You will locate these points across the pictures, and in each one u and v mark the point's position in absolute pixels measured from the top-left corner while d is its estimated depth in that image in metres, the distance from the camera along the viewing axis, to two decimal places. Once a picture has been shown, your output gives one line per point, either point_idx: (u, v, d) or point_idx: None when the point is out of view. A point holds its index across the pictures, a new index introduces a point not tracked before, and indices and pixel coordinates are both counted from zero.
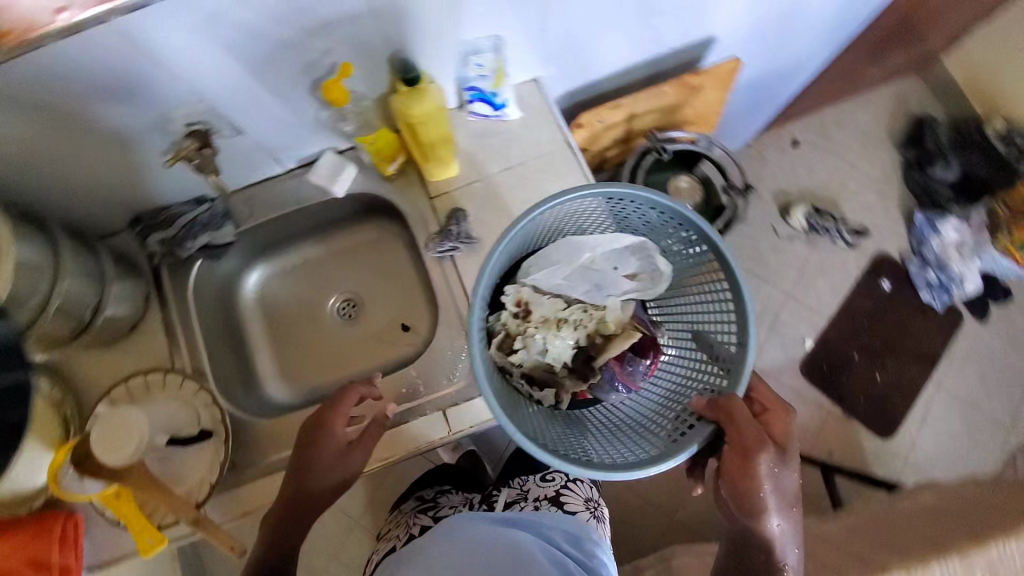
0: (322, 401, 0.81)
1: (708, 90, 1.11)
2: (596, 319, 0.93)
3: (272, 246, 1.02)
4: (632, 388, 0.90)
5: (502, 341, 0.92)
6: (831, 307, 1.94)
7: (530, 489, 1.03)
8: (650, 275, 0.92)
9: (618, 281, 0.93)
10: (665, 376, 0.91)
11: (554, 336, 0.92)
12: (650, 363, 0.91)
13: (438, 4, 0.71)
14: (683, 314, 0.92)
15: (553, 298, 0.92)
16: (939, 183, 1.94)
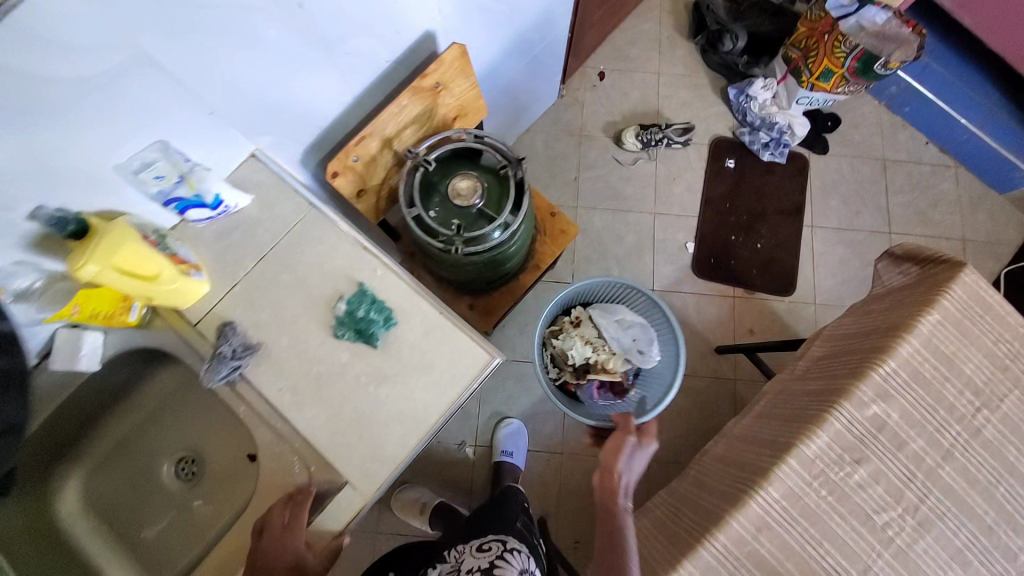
0: (267, 523, 0.75)
1: (450, 81, 1.09)
2: (595, 352, 1.56)
3: (73, 449, 0.98)
4: (589, 398, 1.58)
5: (555, 330, 1.60)
6: (696, 206, 2.00)
7: (464, 560, 1.03)
8: (646, 344, 1.55)
9: (632, 339, 1.57)
10: (606, 406, 1.58)
11: (581, 344, 1.57)
12: (600, 395, 1.59)
13: (36, 145, 0.64)
14: (656, 373, 1.55)
15: (589, 328, 1.58)
16: (735, 55, 2.03)
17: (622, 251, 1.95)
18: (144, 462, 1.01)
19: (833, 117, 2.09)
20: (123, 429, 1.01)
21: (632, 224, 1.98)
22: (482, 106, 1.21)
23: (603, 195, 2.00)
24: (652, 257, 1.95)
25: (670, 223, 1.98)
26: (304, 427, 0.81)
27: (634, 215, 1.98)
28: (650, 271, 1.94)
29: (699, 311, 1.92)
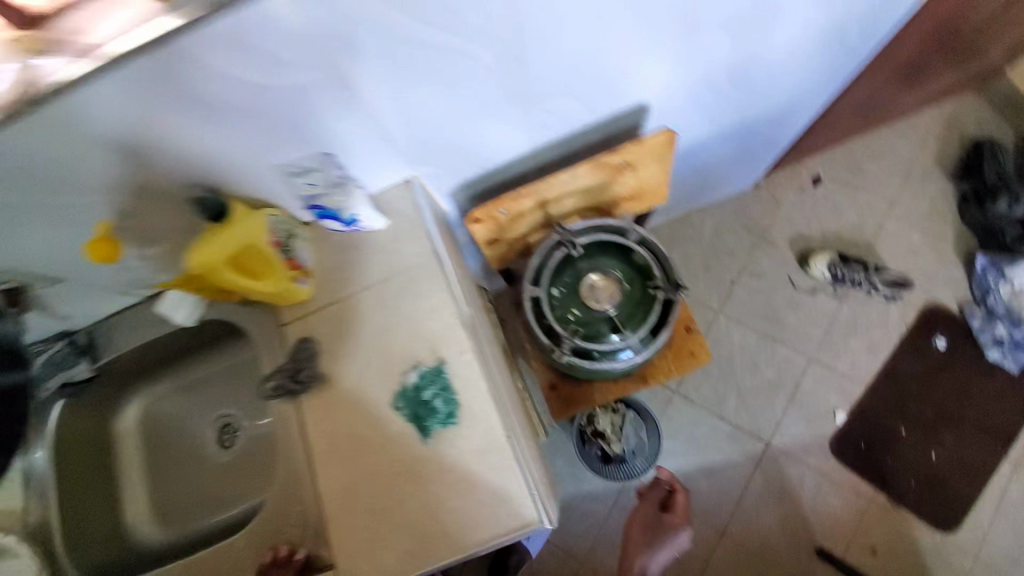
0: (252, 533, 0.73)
1: (642, 166, 0.93)
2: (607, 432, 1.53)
3: (149, 371, 0.94)
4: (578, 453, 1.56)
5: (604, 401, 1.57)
6: (868, 375, 1.58)
7: None
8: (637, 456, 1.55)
9: (634, 443, 1.55)
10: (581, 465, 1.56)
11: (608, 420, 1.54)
12: (587, 457, 1.56)
13: (240, 137, 0.62)
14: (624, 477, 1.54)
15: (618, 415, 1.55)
16: (1005, 220, 1.53)
17: (751, 385, 1.60)
18: (194, 431, 0.95)
19: None
20: (200, 380, 0.96)
21: (775, 359, 1.61)
22: (660, 191, 1.03)
23: (755, 314, 1.64)
24: (786, 408, 1.59)
25: (824, 378, 1.59)
26: (341, 486, 0.71)
27: (784, 351, 1.61)
28: (773, 422, 1.58)
29: (817, 496, 1.53)
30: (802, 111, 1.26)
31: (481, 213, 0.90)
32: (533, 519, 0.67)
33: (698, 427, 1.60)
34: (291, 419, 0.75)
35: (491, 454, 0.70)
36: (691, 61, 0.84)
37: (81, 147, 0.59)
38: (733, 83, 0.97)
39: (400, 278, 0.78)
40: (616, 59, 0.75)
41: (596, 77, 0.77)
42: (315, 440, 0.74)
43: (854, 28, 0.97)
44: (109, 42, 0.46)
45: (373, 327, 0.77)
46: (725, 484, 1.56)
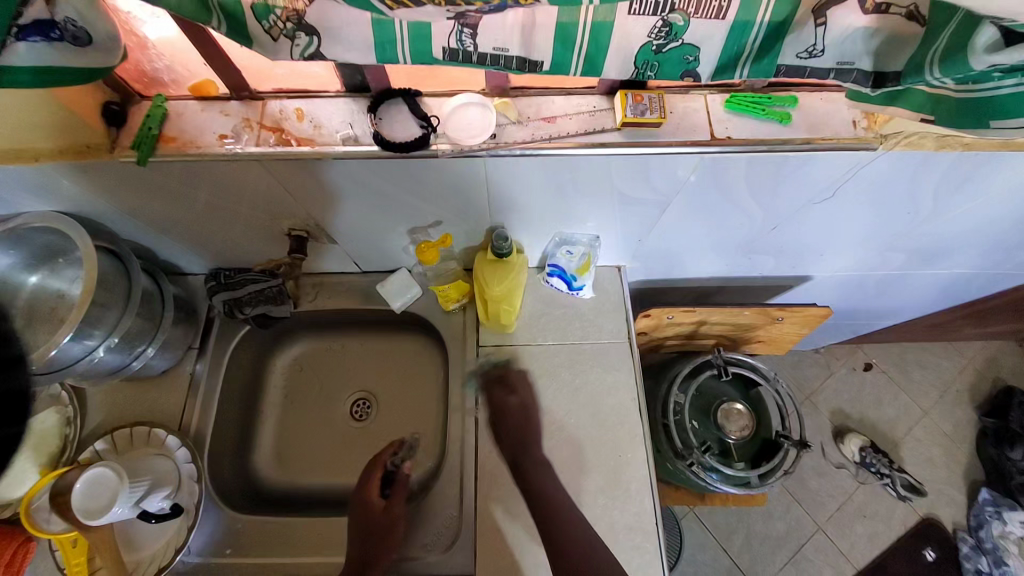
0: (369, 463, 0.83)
1: (787, 324, 1.05)
2: None
3: (323, 327, 1.04)
4: None
5: None
6: (863, 560, 1.63)
7: None
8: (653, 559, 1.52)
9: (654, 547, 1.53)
10: None
11: None
12: None
13: (555, 210, 0.75)
14: None
15: None
16: (1014, 467, 1.63)
17: (760, 529, 1.66)
18: (332, 397, 1.03)
19: None
20: (355, 351, 1.05)
21: (787, 514, 1.67)
22: (782, 346, 1.16)
23: None
24: (783, 566, 1.61)
25: (825, 550, 1.64)
26: (502, 508, 0.80)
27: (797, 509, 1.68)
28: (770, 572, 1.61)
29: None
30: (898, 314, 1.42)
31: (655, 311, 1.02)
32: None
33: (702, 552, 1.63)
34: (475, 433, 0.86)
35: (636, 534, 0.79)
36: (867, 265, 1.00)
37: (465, 190, 0.69)
38: (876, 284, 1.13)
39: (590, 351, 0.90)
40: (821, 247, 0.90)
41: (797, 253, 0.93)
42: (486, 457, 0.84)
43: (981, 279, 1.14)
44: (556, 131, 0.59)
45: (562, 382, 0.88)
46: None
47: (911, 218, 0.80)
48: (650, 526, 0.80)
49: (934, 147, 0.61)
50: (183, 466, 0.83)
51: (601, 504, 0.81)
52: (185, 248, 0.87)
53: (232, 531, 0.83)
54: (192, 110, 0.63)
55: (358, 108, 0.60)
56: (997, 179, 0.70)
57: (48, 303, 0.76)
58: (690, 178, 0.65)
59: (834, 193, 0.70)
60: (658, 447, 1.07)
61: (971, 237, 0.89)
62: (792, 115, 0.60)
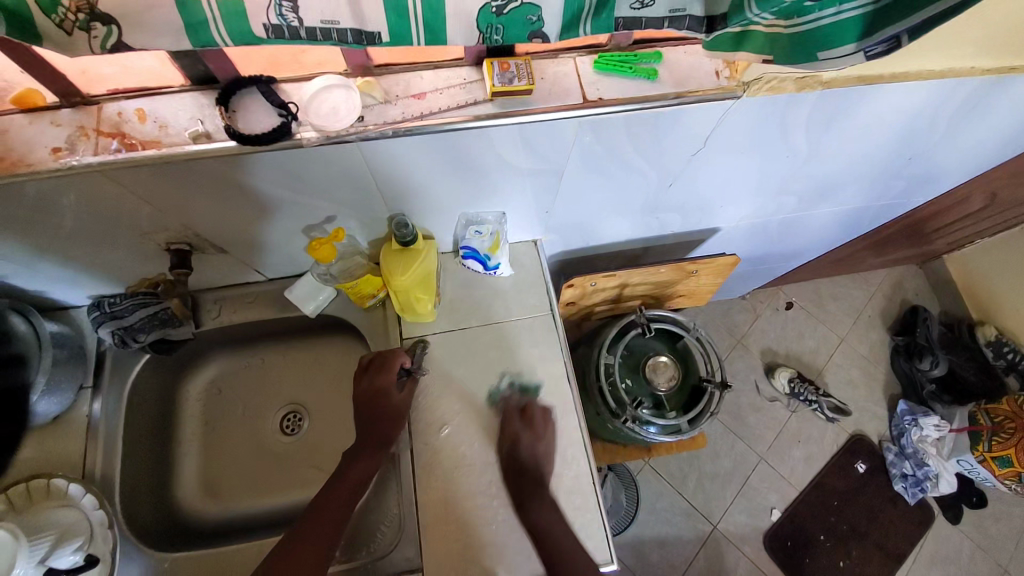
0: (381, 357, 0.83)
1: (702, 276, 1.10)
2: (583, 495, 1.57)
3: (237, 343, 0.98)
4: None
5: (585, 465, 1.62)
6: (803, 482, 1.78)
7: None
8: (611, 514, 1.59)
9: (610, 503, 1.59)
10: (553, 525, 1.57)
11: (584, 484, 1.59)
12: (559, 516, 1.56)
13: (452, 191, 0.73)
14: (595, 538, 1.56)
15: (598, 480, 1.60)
16: (924, 376, 1.83)
17: (710, 470, 1.76)
18: (258, 415, 0.98)
19: (980, 493, 1.79)
20: (278, 362, 1.00)
21: (733, 451, 1.79)
22: (702, 298, 1.22)
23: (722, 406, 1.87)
24: (734, 499, 1.73)
25: (768, 477, 1.77)
26: (444, 492, 0.81)
27: (741, 446, 1.80)
28: (723, 507, 1.72)
29: None
30: (807, 253, 1.53)
31: (578, 280, 1.04)
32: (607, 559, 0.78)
33: (660, 499, 1.72)
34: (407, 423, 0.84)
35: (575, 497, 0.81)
36: (766, 210, 1.06)
37: (351, 179, 0.66)
38: (780, 227, 1.21)
39: (513, 328, 0.91)
40: (721, 198, 0.94)
41: (699, 206, 0.97)
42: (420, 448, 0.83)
43: (869, 211, 1.24)
44: (427, 106, 0.57)
45: (492, 360, 0.88)
46: (672, 558, 1.65)
47: (792, 161, 0.85)
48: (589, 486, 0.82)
49: (794, 88, 0.64)
50: (92, 514, 0.76)
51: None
52: (56, 281, 0.78)
53: (158, 572, 0.78)
54: (19, 125, 0.55)
55: (207, 102, 0.56)
56: (855, 116, 0.76)
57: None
58: (575, 143, 0.65)
59: (715, 143, 0.72)
60: (597, 410, 1.11)
61: (849, 173, 0.96)
62: (659, 72, 0.61)
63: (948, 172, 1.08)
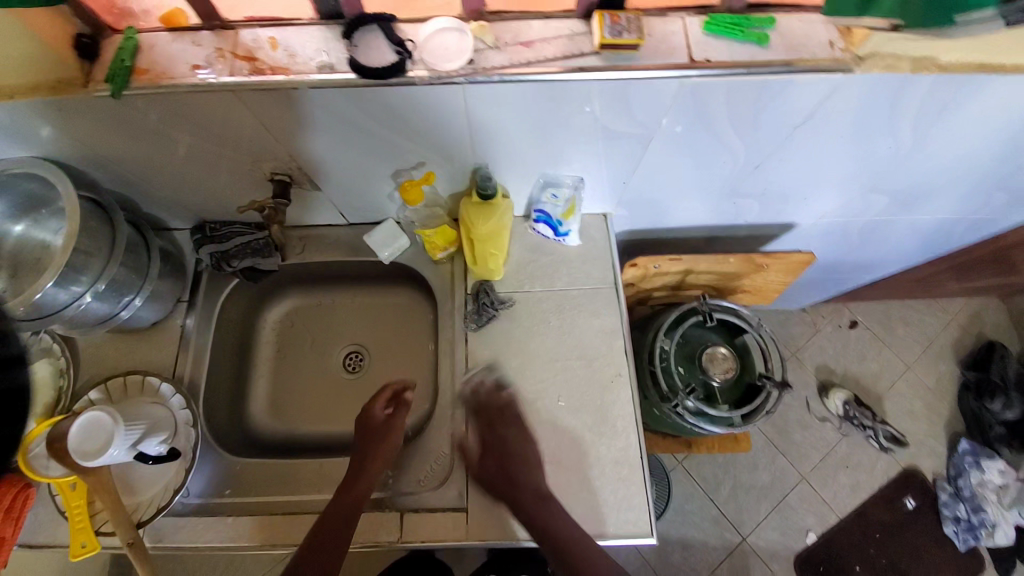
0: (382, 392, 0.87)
1: (771, 272, 1.06)
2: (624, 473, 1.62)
3: (310, 282, 1.05)
4: None
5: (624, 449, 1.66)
6: (845, 508, 1.69)
7: None
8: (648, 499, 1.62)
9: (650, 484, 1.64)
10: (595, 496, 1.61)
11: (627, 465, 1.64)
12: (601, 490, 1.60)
13: (537, 149, 0.75)
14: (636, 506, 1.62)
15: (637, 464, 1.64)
16: (993, 418, 1.69)
17: (746, 480, 1.71)
18: (323, 350, 1.05)
19: None
20: (347, 304, 1.07)
21: (773, 465, 1.73)
22: (766, 296, 1.19)
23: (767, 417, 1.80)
24: (768, 513, 1.67)
25: (808, 497, 1.70)
26: (491, 441, 0.84)
27: (782, 460, 1.73)
28: (755, 520, 1.67)
29: None
30: (886, 266, 1.44)
31: (641, 260, 1.03)
32: (646, 531, 0.78)
33: (689, 501, 1.69)
34: (464, 373, 0.88)
35: (620, 467, 0.82)
36: (851, 209, 1.01)
37: (445, 126, 0.69)
38: (861, 232, 1.15)
39: (575, 296, 0.92)
40: (805, 189, 0.91)
41: (780, 196, 0.93)
42: (481, 396, 0.85)
43: (963, 225, 1.16)
44: (533, 56, 0.59)
45: (550, 325, 0.90)
46: (696, 562, 1.62)
47: (892, 154, 0.80)
48: (636, 456, 0.82)
49: (910, 70, 0.61)
50: (177, 413, 0.84)
51: (588, 439, 0.83)
52: (168, 202, 0.87)
53: (231, 473, 0.86)
54: (165, 42, 0.62)
55: (332, 36, 0.61)
56: (972, 110, 0.71)
57: (36, 254, 0.77)
58: (670, 108, 0.65)
59: (814, 122, 0.70)
60: (646, 393, 1.11)
61: (950, 176, 0.90)
62: (770, 38, 0.60)
63: None
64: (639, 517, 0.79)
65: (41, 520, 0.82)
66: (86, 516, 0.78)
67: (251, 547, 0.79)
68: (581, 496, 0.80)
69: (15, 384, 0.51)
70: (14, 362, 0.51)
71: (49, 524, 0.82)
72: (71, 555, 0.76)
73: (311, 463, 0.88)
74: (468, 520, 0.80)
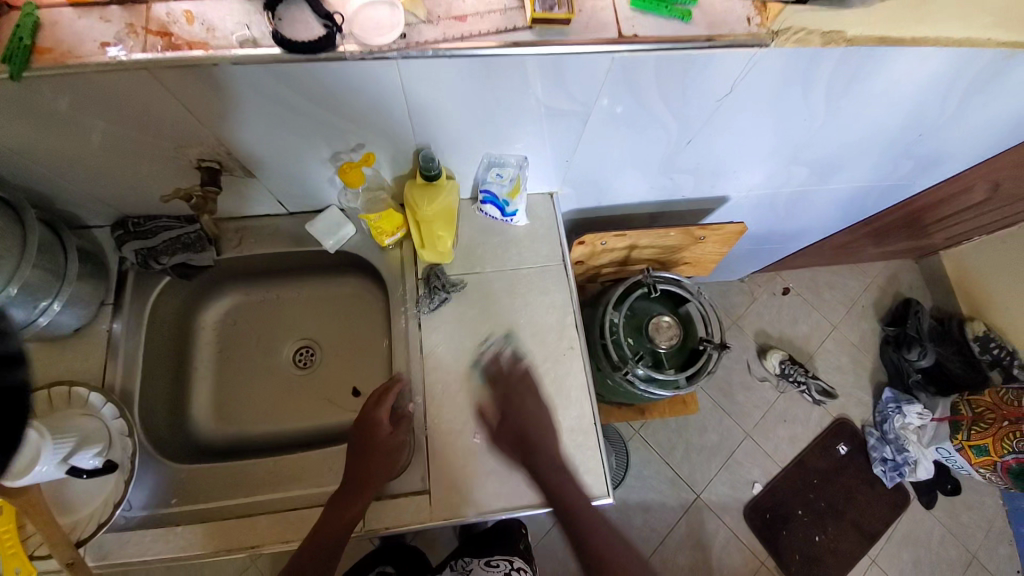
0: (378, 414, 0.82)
1: (709, 243, 1.13)
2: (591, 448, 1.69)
3: (250, 276, 1.00)
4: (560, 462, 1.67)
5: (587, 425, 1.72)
6: (786, 459, 1.84)
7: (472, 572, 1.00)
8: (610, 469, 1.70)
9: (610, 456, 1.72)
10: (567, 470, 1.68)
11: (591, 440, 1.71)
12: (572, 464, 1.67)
13: (479, 128, 0.75)
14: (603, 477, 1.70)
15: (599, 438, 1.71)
16: (912, 366, 1.88)
17: (698, 442, 1.82)
18: (270, 347, 1.01)
19: (956, 482, 1.86)
20: (293, 297, 1.03)
21: (721, 426, 1.85)
22: (705, 267, 1.26)
23: (714, 383, 1.92)
24: (719, 471, 1.80)
25: (753, 452, 1.83)
26: (450, 422, 0.84)
27: (729, 421, 1.86)
28: (707, 478, 1.78)
29: (725, 551, 1.72)
30: (811, 234, 1.56)
31: (589, 237, 1.06)
32: (603, 492, 0.82)
33: (647, 467, 1.77)
34: (420, 358, 0.88)
35: (578, 436, 0.85)
36: (776, 180, 1.08)
37: (383, 105, 0.67)
38: (787, 202, 1.23)
39: (526, 274, 0.93)
40: (735, 162, 0.97)
41: (714, 170, 0.99)
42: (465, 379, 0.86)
43: (875, 192, 1.27)
44: (466, 31, 0.59)
45: (503, 305, 0.91)
46: (655, 522, 1.72)
47: (809, 125, 0.87)
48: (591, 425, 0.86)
49: (818, 44, 0.66)
50: (113, 423, 0.78)
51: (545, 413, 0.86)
52: (82, 196, 0.80)
53: (176, 481, 0.82)
54: (66, 17, 0.56)
55: (254, 9, 0.58)
56: (873, 83, 0.78)
57: None
58: (605, 84, 0.67)
59: (738, 96, 0.74)
60: (599, 365, 1.15)
61: (859, 146, 0.99)
62: (693, 14, 0.63)
63: (957, 155, 1.11)
64: (597, 480, 0.83)
65: None
66: (17, 540, 0.71)
67: (206, 555, 0.76)
68: None
69: (15, 384, 0.50)
70: (14, 362, 0.51)
71: None
72: None
73: (265, 461, 0.85)
74: (431, 503, 0.80)
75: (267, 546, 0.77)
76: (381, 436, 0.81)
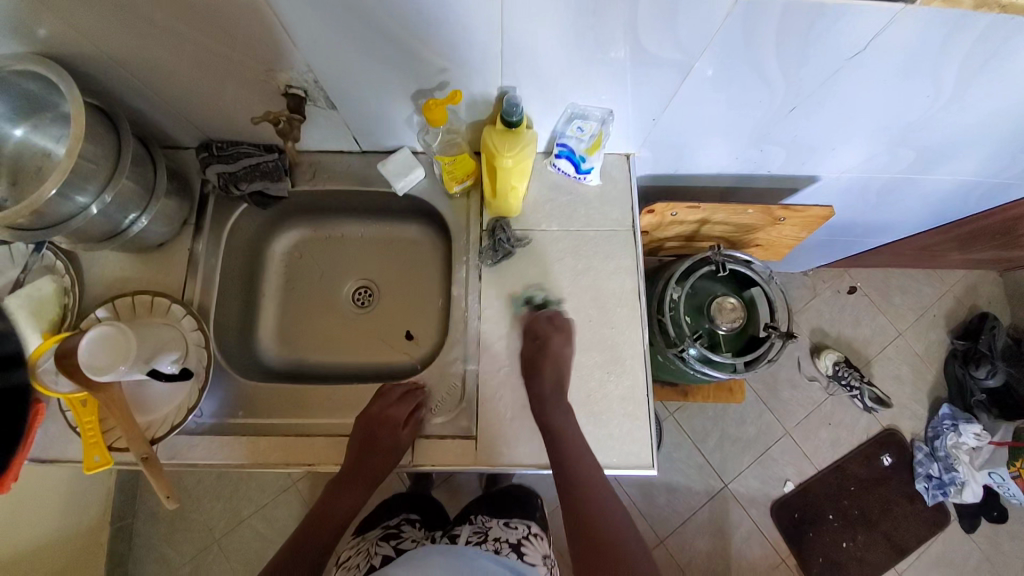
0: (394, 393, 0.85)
1: (788, 226, 1.05)
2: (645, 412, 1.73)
3: (318, 213, 1.02)
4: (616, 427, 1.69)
5: None
6: (823, 461, 1.78)
7: (493, 529, 0.96)
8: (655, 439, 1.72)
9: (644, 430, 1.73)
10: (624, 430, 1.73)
11: None
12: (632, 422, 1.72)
13: (570, 74, 0.71)
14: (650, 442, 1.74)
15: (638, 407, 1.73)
16: (976, 385, 1.75)
17: (733, 433, 1.78)
18: (332, 283, 1.03)
19: (1003, 509, 1.75)
20: (356, 240, 1.04)
21: (759, 420, 1.79)
22: (776, 251, 1.19)
23: (758, 376, 1.85)
24: (751, 464, 1.76)
25: (790, 450, 1.78)
26: (504, 374, 0.85)
27: (768, 416, 1.80)
28: (737, 469, 1.75)
29: (746, 542, 1.71)
30: (894, 231, 1.44)
31: (659, 206, 1.01)
32: (647, 462, 0.81)
33: (677, 450, 1.76)
34: (478, 309, 0.88)
35: (627, 405, 0.84)
36: (876, 164, 0.99)
37: (476, 39, 0.64)
38: (879, 191, 1.13)
39: (593, 237, 0.90)
40: (834, 139, 0.89)
41: (809, 145, 0.91)
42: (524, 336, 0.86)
43: (979, 190, 1.15)
44: None
45: (568, 266, 0.89)
46: (678, 504, 1.72)
47: (928, 102, 0.78)
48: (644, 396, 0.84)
49: (970, 6, 0.57)
50: (189, 334, 0.83)
51: (599, 377, 0.85)
52: (174, 115, 0.83)
53: (243, 395, 0.86)
54: None
55: None
56: (1021, 59, 0.67)
57: (35, 162, 0.72)
58: (718, 33, 0.62)
59: (863, 58, 0.67)
60: (652, 340, 1.12)
61: (978, 135, 0.88)
62: None
63: None
64: (641, 450, 0.82)
65: (52, 435, 0.83)
66: (98, 432, 0.78)
67: (267, 465, 0.81)
68: (588, 430, 0.82)
69: None
70: None
71: (58, 440, 0.82)
72: (85, 469, 0.76)
73: (327, 388, 0.89)
74: (478, 448, 0.82)
75: (323, 466, 0.81)
76: (389, 429, 0.81)
